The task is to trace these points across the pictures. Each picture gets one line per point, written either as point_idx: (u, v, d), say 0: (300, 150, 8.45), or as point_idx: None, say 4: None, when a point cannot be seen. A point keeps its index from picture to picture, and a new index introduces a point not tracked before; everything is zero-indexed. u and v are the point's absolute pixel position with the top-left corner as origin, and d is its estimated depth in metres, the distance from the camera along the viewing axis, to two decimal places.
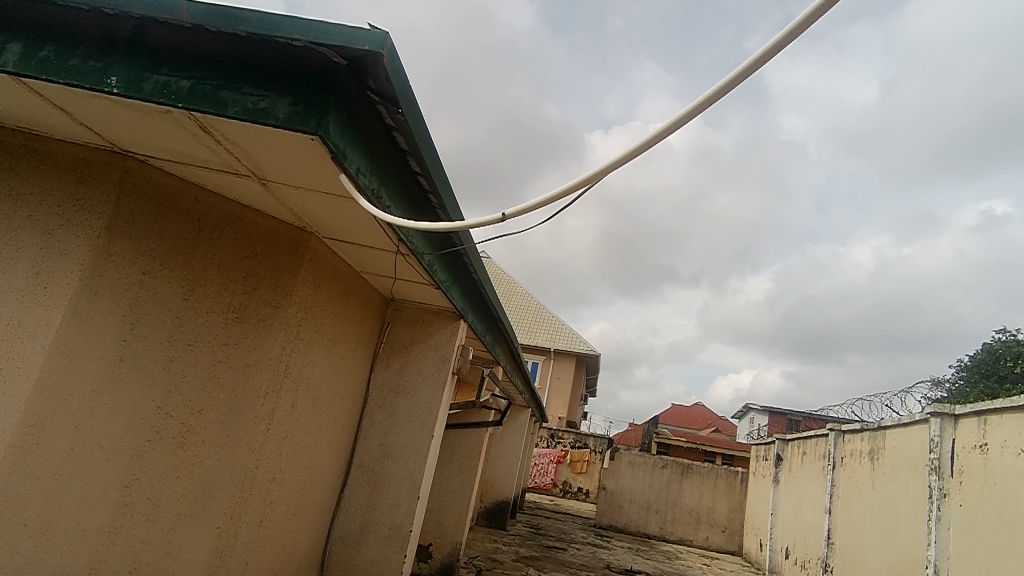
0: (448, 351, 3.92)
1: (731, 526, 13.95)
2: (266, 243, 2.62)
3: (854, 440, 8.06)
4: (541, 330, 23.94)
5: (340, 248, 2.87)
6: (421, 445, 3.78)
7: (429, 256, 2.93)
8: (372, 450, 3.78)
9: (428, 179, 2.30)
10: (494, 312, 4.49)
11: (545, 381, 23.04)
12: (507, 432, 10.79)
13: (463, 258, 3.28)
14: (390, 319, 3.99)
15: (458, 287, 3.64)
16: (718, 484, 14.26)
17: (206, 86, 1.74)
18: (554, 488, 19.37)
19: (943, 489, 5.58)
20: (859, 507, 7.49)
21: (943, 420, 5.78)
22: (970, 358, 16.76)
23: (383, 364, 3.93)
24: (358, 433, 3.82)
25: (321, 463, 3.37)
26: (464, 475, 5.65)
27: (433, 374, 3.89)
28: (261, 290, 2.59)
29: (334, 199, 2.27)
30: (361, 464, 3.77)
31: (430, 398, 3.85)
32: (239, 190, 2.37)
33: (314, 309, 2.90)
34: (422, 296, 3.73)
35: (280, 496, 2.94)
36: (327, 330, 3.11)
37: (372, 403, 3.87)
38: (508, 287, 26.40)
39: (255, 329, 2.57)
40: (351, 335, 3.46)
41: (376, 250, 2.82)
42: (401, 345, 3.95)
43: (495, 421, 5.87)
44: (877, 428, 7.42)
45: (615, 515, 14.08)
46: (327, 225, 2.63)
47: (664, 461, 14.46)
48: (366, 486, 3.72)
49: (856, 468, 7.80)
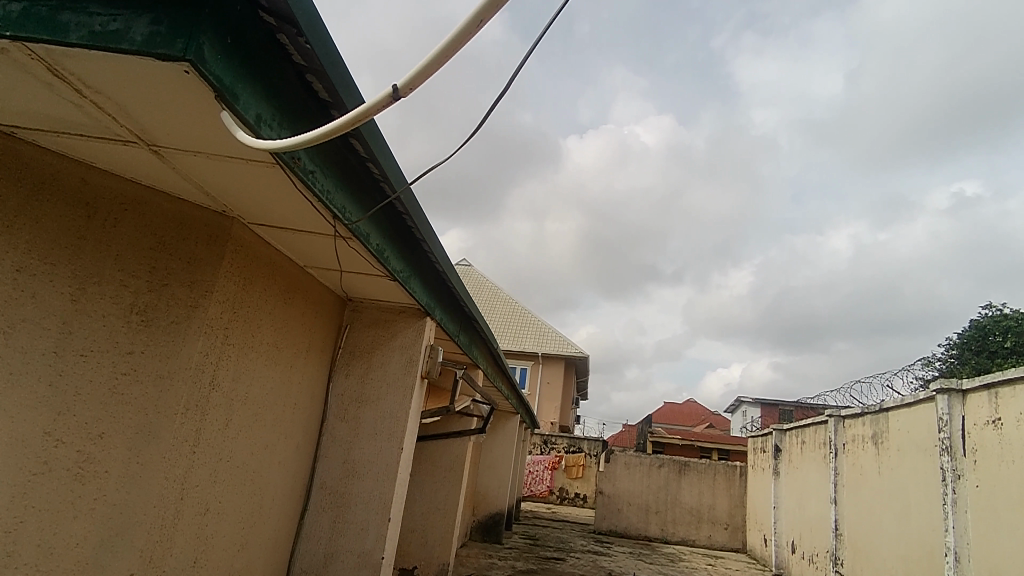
0: (414, 353, 3.53)
1: (733, 523, 13.59)
2: (176, 232, 2.21)
3: (855, 425, 7.74)
4: (528, 335, 23.54)
5: (272, 235, 2.47)
6: (389, 459, 3.36)
7: (376, 241, 2.52)
8: (335, 469, 3.36)
9: (360, 138, 1.92)
10: (466, 308, 4.13)
11: (534, 386, 22.65)
12: (497, 440, 10.35)
13: (420, 244, 2.92)
14: (349, 321, 3.59)
15: (419, 281, 3.26)
16: (717, 480, 13.91)
17: (42, 8, 1.34)
18: (551, 495, 18.92)
19: (956, 470, 5.26)
20: (868, 495, 7.14)
21: (950, 397, 5.46)
22: (959, 336, 16.66)
23: (342, 372, 3.51)
24: (318, 450, 3.40)
25: (272, 489, 2.94)
26: (448, 489, 5.22)
27: (399, 380, 3.49)
28: (172, 286, 2.18)
29: (247, 168, 1.87)
30: (322, 486, 3.34)
31: (397, 407, 3.44)
32: (132, 164, 1.95)
33: (247, 309, 2.49)
34: (381, 292, 3.33)
35: (218, 532, 2.51)
36: (267, 334, 2.70)
37: (332, 416, 3.44)
38: (491, 294, 26.01)
39: (167, 333, 2.16)
40: (300, 340, 3.05)
41: (314, 235, 2.42)
42: (362, 349, 3.54)
43: (478, 429, 5.46)
44: (879, 410, 7.10)
45: (614, 519, 13.69)
46: (249, 207, 2.23)
47: (661, 460, 14.10)
48: (330, 510, 3.30)
49: (860, 454, 7.47)
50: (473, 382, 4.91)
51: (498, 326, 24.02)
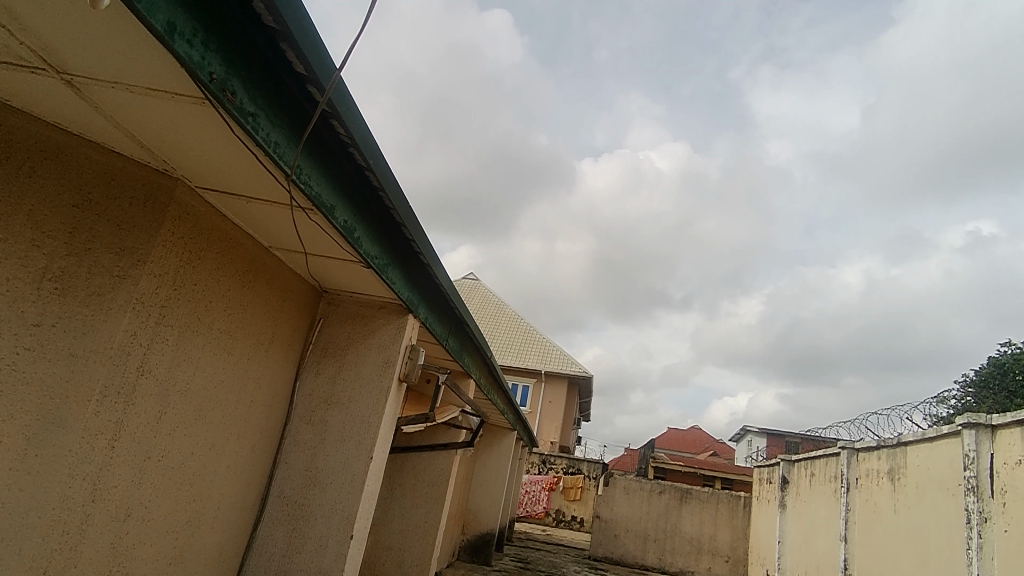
0: (392, 353, 3.19)
1: (735, 556, 13.00)
2: (108, 191, 1.94)
3: (870, 459, 7.29)
4: (532, 352, 23.15)
5: (225, 202, 2.16)
6: (356, 470, 3.02)
7: (343, 217, 2.20)
8: (296, 478, 3.03)
9: (317, 83, 1.61)
10: (453, 308, 3.81)
11: (535, 404, 22.20)
12: (491, 457, 9.94)
13: (399, 227, 2.60)
14: (324, 315, 3.26)
15: (399, 272, 2.94)
16: (720, 510, 13.37)
17: None
18: (547, 517, 18.38)
19: (983, 512, 4.83)
20: (882, 536, 6.66)
21: (978, 433, 5.04)
22: (976, 373, 16.09)
23: (312, 370, 3.18)
24: (278, 456, 3.07)
25: (217, 495, 2.61)
26: (430, 505, 4.86)
27: (374, 382, 3.15)
28: (96, 252, 1.91)
29: (178, 108, 1.58)
30: (280, 495, 3.02)
31: (369, 412, 3.10)
32: (52, 100, 1.67)
33: (192, 286, 2.20)
34: (357, 282, 3.01)
35: (140, 542, 2.18)
36: (218, 319, 2.40)
37: (296, 419, 3.11)
38: (497, 309, 25.68)
39: (86, 307, 1.88)
40: (261, 330, 2.73)
41: (270, 205, 2.11)
42: (335, 346, 3.21)
43: (466, 443, 5.09)
44: (896, 444, 6.66)
45: (610, 546, 13.20)
46: (192, 165, 1.93)
47: (662, 487, 13.59)
48: (288, 523, 2.97)
49: (874, 490, 7.01)
50: (461, 392, 4.56)
51: (502, 341, 23.67)
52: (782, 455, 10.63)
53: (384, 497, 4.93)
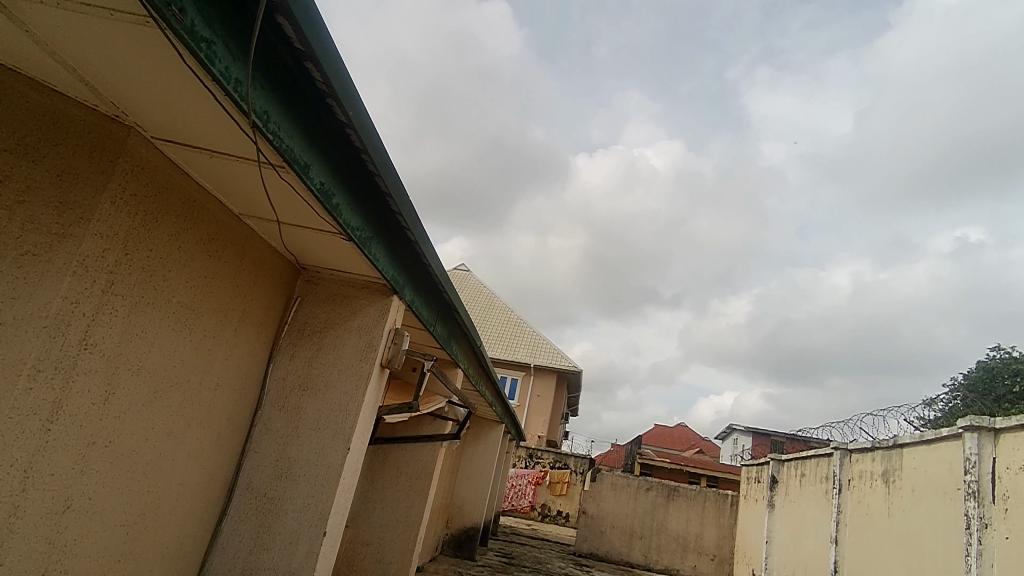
0: (374, 336, 2.96)
1: (721, 554, 12.92)
2: (49, 136, 1.70)
3: (863, 460, 7.17)
4: (521, 345, 22.98)
5: (186, 157, 1.92)
6: (332, 461, 2.79)
7: (321, 180, 1.96)
8: (267, 468, 2.81)
9: (286, 12, 1.38)
10: (441, 292, 3.58)
11: (524, 398, 22.03)
12: (477, 450, 9.74)
13: (384, 197, 2.36)
14: (301, 294, 3.03)
15: (383, 249, 2.70)
16: (707, 508, 13.27)
17: None
18: (532, 511, 18.24)
19: (983, 518, 4.69)
20: (874, 539, 6.54)
21: (981, 436, 4.90)
22: (965, 377, 16.06)
23: (286, 352, 2.95)
24: (247, 444, 2.84)
25: (176, 485, 2.39)
26: (413, 500, 4.64)
27: (354, 368, 2.92)
28: (33, 206, 1.67)
29: (121, 31, 1.34)
30: (249, 488, 2.80)
31: (347, 400, 2.88)
32: None
33: (146, 252, 1.97)
34: (338, 259, 2.78)
35: (83, 537, 1.96)
36: (179, 291, 2.17)
37: (268, 405, 2.88)
38: (487, 301, 25.44)
39: (18, 268, 1.64)
40: (229, 307, 2.50)
41: (237, 163, 1.88)
42: (312, 327, 2.98)
43: (451, 435, 4.87)
44: (892, 446, 6.53)
45: (595, 542, 13.08)
46: (146, 111, 1.69)
47: (649, 483, 13.47)
48: (256, 516, 2.75)
49: (867, 492, 6.88)
50: (447, 381, 4.33)
51: (492, 334, 23.46)
52: (772, 454, 10.52)
53: (364, 490, 4.72)
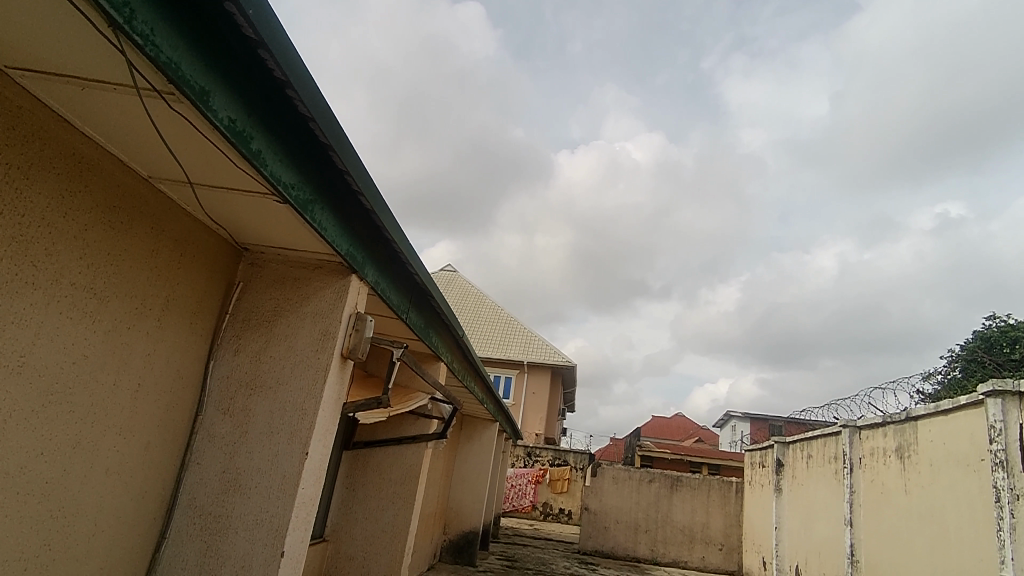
0: (331, 322, 2.55)
1: (729, 543, 12.61)
2: None
3: (874, 437, 6.84)
4: (513, 344, 22.58)
5: (55, 92, 1.52)
6: (288, 469, 2.39)
7: (229, 116, 1.55)
8: (211, 482, 2.40)
9: None
10: (411, 272, 3.18)
11: (519, 396, 21.64)
12: (472, 452, 9.33)
13: (323, 149, 1.95)
14: (244, 279, 2.62)
15: (332, 218, 2.29)
16: (712, 497, 12.94)
17: None
18: (534, 511, 17.83)
19: (1015, 489, 4.35)
20: (892, 519, 6.22)
21: (1005, 402, 4.58)
22: (963, 348, 15.86)
23: (229, 347, 2.54)
24: (187, 455, 2.43)
25: (89, 506, 1.98)
26: (398, 508, 4.22)
27: (309, 360, 2.51)
28: None
29: None
30: (191, 506, 2.38)
31: (302, 397, 2.47)
32: None
33: (16, 216, 1.57)
34: (281, 232, 2.37)
35: None
36: (70, 268, 1.76)
37: (209, 408, 2.47)
38: (476, 300, 25.02)
39: None
40: (147, 291, 2.09)
41: (118, 95, 1.48)
42: (259, 315, 2.57)
43: (437, 435, 4.46)
44: (905, 419, 6.20)
45: (600, 539, 12.73)
46: None
47: (652, 475, 13.13)
48: (201, 538, 2.34)
49: (881, 470, 6.55)
50: (427, 376, 3.93)
51: (483, 333, 23.05)
52: (776, 437, 10.20)
53: (345, 500, 4.30)
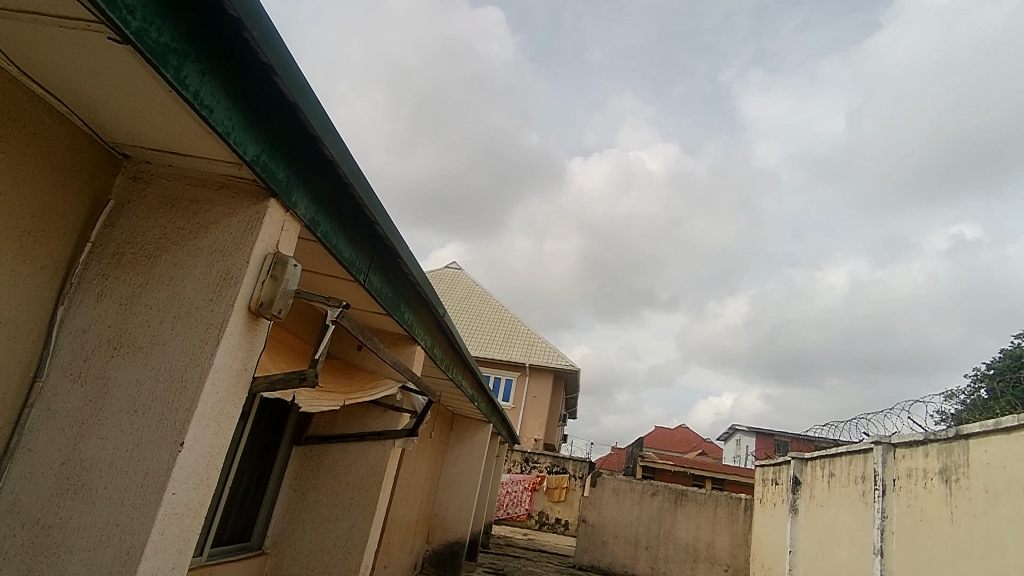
0: (233, 263, 1.82)
1: (735, 565, 11.79)
2: None
3: (912, 456, 6.04)
4: (516, 345, 21.81)
5: None
6: (154, 464, 1.67)
7: None
8: (47, 474, 1.70)
9: None
10: (367, 215, 2.43)
11: (519, 400, 20.86)
12: (462, 454, 8.60)
13: None
14: (123, 197, 1.91)
15: (227, 99, 1.56)
16: (718, 514, 12.11)
17: None
18: (529, 519, 17.04)
19: None
20: (933, 551, 5.43)
21: None
22: (991, 368, 14.94)
23: (92, 290, 1.84)
24: (15, 436, 1.72)
25: None
26: (354, 517, 3.47)
27: (199, 314, 1.78)
28: None
29: None
30: (14, 509, 1.68)
31: (184, 363, 1.75)
32: None
33: None
34: (159, 125, 1.67)
35: None
36: None
37: (54, 372, 1.78)
38: (480, 299, 24.24)
39: None
40: None
41: None
42: (136, 249, 1.87)
43: (408, 432, 3.70)
44: (953, 437, 5.41)
45: (596, 553, 11.99)
46: None
47: (655, 487, 12.34)
48: (22, 557, 1.64)
49: (920, 494, 5.76)
50: (392, 358, 3.19)
51: (485, 333, 22.31)
52: (793, 453, 9.40)
53: (293, 505, 3.59)
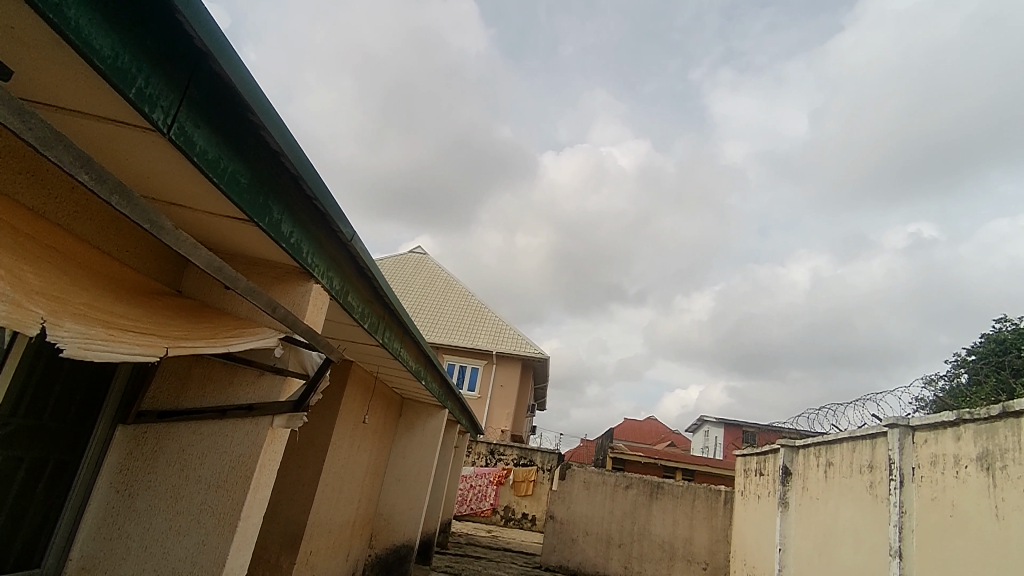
0: None
1: (714, 563, 10.90)
2: None
3: (939, 441, 5.10)
4: (482, 332, 20.64)
5: None
6: None
7: None
8: None
9: None
10: None
11: (485, 389, 19.75)
12: (411, 445, 7.43)
13: None
14: None
15: None
16: (697, 508, 11.18)
17: None
18: (494, 515, 15.96)
19: None
20: (969, 554, 4.49)
21: None
22: (971, 354, 14.31)
23: None
24: None
25: None
26: (201, 533, 2.26)
27: None
28: None
29: None
30: None
31: None
32: None
33: None
34: None
35: None
36: None
37: None
38: (445, 284, 22.93)
39: None
40: None
41: None
42: None
43: (292, 405, 2.48)
44: (997, 416, 4.46)
45: (566, 553, 11.00)
46: None
47: (629, 480, 11.38)
48: None
49: (950, 485, 4.83)
50: (261, 296, 1.98)
51: (450, 320, 21.09)
52: (784, 439, 8.47)
53: (111, 515, 2.38)
